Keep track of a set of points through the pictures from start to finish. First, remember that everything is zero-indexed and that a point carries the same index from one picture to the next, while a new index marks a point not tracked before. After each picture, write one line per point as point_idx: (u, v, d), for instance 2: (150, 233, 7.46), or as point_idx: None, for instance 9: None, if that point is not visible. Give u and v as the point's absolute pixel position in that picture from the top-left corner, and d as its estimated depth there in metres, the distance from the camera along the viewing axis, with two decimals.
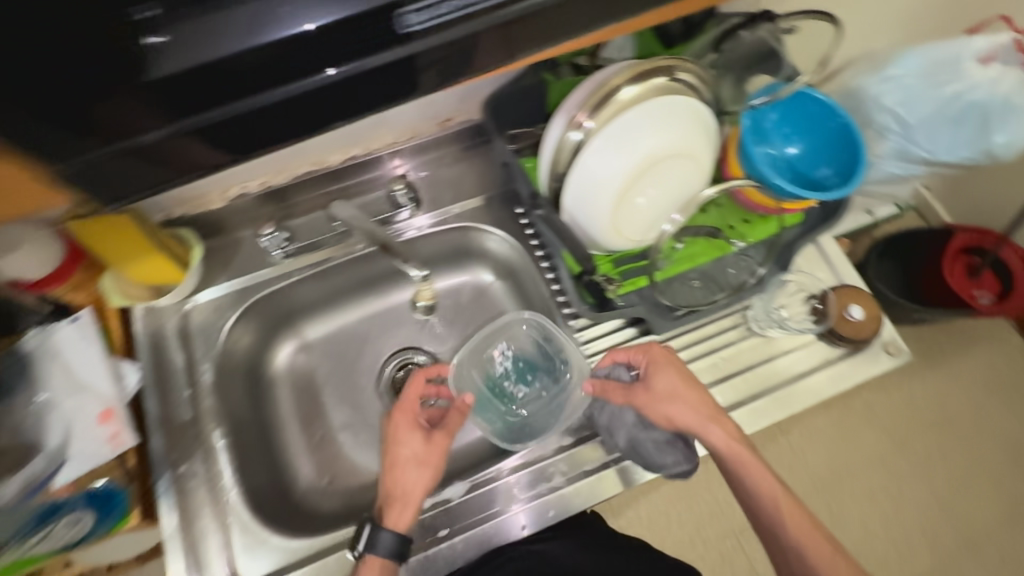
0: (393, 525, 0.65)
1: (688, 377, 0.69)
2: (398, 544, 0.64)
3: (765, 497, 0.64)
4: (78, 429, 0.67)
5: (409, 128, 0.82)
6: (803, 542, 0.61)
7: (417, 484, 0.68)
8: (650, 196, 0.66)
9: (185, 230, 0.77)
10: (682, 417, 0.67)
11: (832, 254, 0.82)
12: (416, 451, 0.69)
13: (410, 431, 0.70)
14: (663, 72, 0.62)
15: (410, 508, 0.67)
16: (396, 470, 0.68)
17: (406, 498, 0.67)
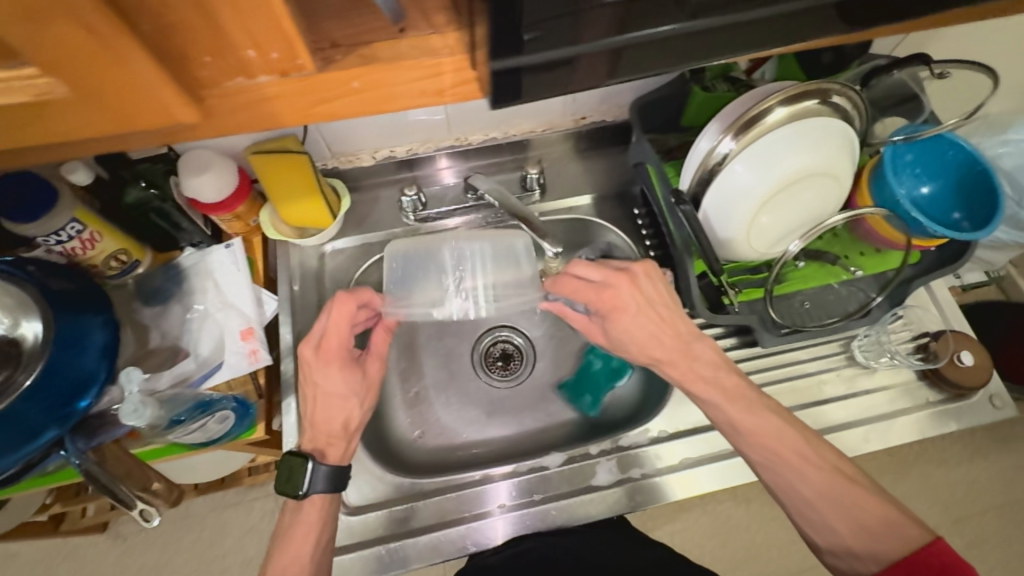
0: (336, 461, 0.67)
1: (659, 300, 0.70)
2: (333, 479, 0.64)
3: (750, 418, 0.65)
4: (225, 340, 0.74)
5: (546, 120, 0.88)
6: (788, 455, 0.62)
7: (358, 416, 0.69)
8: (784, 212, 0.70)
9: (336, 181, 0.83)
10: (649, 339, 0.69)
11: (942, 300, 0.83)
12: (340, 387, 0.68)
13: (350, 366, 0.69)
14: (816, 96, 0.65)
15: (344, 442, 0.68)
16: (341, 406, 0.68)
17: (343, 432, 0.68)
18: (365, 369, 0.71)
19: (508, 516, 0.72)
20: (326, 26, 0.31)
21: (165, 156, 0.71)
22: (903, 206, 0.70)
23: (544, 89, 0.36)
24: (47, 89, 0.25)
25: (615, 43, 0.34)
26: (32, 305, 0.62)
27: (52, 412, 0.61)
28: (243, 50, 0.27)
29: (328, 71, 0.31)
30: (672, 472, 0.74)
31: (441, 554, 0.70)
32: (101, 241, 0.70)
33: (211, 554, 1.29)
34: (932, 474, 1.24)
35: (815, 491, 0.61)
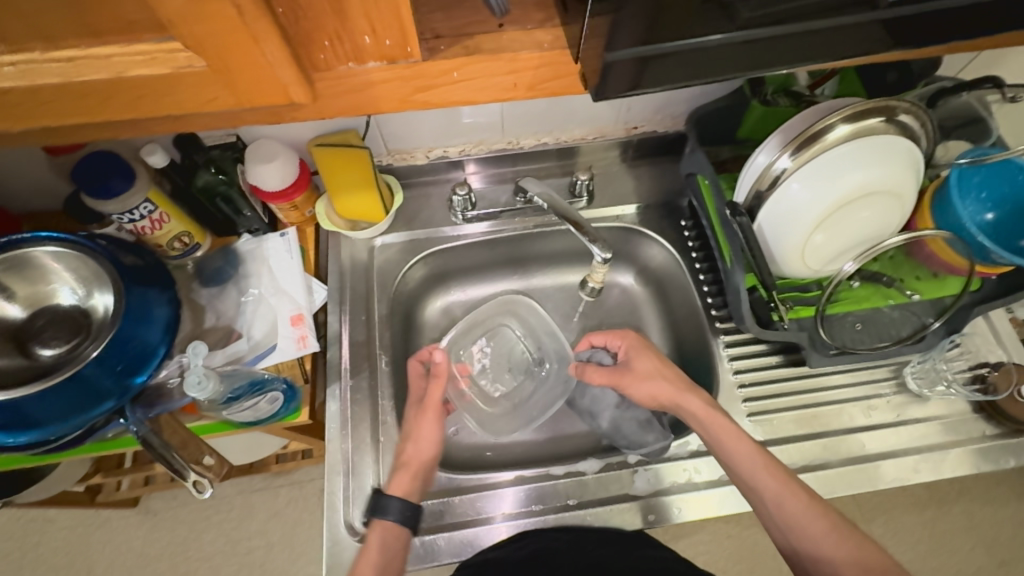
0: (395, 492, 0.66)
1: (655, 353, 0.75)
2: (407, 508, 0.65)
3: (739, 454, 0.65)
4: (277, 324, 0.76)
5: (598, 128, 0.89)
6: (777, 491, 0.62)
7: (417, 457, 0.69)
8: (843, 230, 0.69)
9: (390, 177, 0.86)
10: (647, 385, 0.73)
11: (1003, 331, 0.80)
12: (413, 424, 0.71)
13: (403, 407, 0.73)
14: (881, 114, 0.64)
15: (407, 475, 0.67)
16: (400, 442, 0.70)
17: (402, 466, 0.68)
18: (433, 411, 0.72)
19: (514, 522, 0.71)
20: (431, 20, 0.35)
21: (234, 144, 0.74)
22: (968, 230, 0.69)
23: (630, 84, 0.37)
24: (190, 64, 0.29)
25: (704, 43, 0.35)
26: (105, 277, 0.65)
27: (117, 380, 0.63)
28: (360, 34, 0.30)
29: (433, 59, 0.33)
30: (679, 492, 0.72)
31: (445, 557, 0.69)
32: (169, 221, 0.73)
33: (235, 537, 1.31)
34: (977, 518, 1.18)
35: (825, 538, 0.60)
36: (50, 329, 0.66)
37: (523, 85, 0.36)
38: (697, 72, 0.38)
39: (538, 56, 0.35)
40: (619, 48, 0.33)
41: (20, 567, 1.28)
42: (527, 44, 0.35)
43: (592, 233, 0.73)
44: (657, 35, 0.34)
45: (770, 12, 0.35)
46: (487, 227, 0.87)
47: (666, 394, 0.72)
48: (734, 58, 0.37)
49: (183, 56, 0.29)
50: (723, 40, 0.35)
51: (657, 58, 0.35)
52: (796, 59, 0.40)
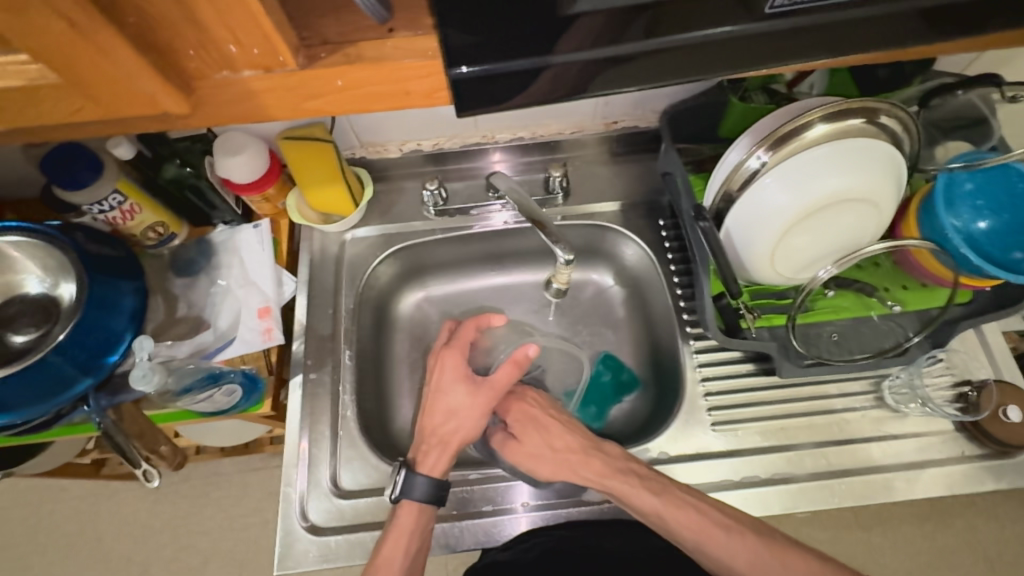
0: (430, 471, 0.68)
1: (548, 424, 0.73)
2: (435, 490, 0.67)
3: (608, 487, 0.67)
4: (243, 316, 0.78)
5: (577, 123, 0.86)
6: (653, 517, 0.64)
7: (459, 433, 0.71)
8: (818, 236, 0.65)
9: (362, 171, 0.85)
10: (560, 450, 0.71)
11: (995, 345, 0.76)
12: (459, 398, 0.72)
13: (452, 380, 0.73)
14: (861, 115, 0.60)
15: (446, 455, 0.70)
16: (435, 417, 0.71)
17: (439, 445, 0.70)
18: (479, 393, 0.72)
19: (537, 513, 0.71)
20: (314, 24, 0.35)
21: (204, 136, 0.75)
22: (952, 240, 0.65)
23: (522, 96, 0.37)
24: (42, 76, 0.31)
25: None
26: (70, 268, 0.67)
27: (80, 366, 0.65)
28: (224, 44, 0.31)
29: (310, 67, 0.34)
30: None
31: (457, 544, 0.70)
32: (141, 212, 0.74)
33: (233, 513, 1.30)
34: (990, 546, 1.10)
35: (724, 551, 0.62)
36: (23, 316, 0.68)
37: (420, 93, 0.37)
38: (596, 81, 0.37)
39: (424, 63, 0.35)
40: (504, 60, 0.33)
41: (30, 531, 1.30)
42: (411, 51, 0.35)
43: (554, 233, 0.73)
44: (540, 47, 0.34)
45: (665, 19, 0.34)
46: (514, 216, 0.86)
47: (577, 459, 0.70)
48: (633, 70, 0.36)
49: (33, 69, 0.30)
50: (616, 52, 0.35)
51: (546, 70, 0.35)
52: (707, 64, 0.38)
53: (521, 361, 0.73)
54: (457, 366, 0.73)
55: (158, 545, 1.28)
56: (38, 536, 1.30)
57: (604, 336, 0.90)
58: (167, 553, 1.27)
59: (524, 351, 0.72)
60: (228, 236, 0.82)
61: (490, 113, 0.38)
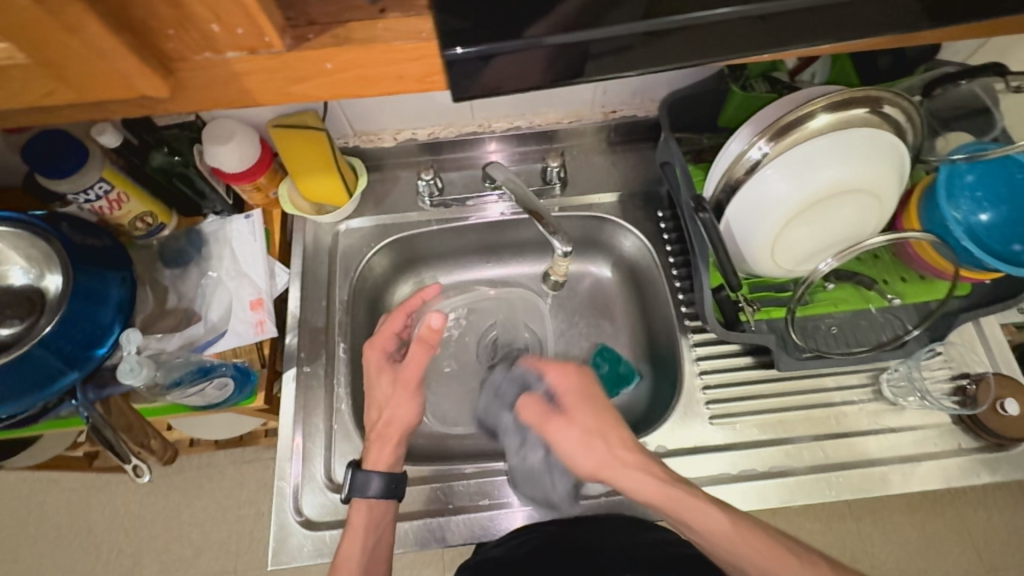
0: (374, 467, 0.67)
1: (605, 416, 0.65)
2: (386, 488, 0.66)
3: (670, 507, 0.60)
4: (234, 308, 0.76)
5: (574, 112, 0.84)
6: (718, 539, 0.58)
7: (396, 422, 0.70)
8: (819, 228, 0.64)
9: (356, 160, 0.83)
10: (620, 465, 0.62)
11: (993, 338, 0.76)
12: (383, 388, 0.72)
13: (377, 370, 0.72)
14: (864, 104, 0.59)
15: (388, 448, 0.68)
16: (374, 413, 0.71)
17: (378, 439, 0.69)
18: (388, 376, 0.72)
19: (530, 508, 0.71)
20: (302, 4, 0.33)
21: (192, 123, 0.72)
22: (952, 232, 0.64)
23: (518, 82, 0.35)
24: (10, 55, 0.29)
25: None
26: (56, 258, 0.65)
27: (67, 359, 0.64)
28: (206, 24, 0.30)
29: (297, 49, 0.33)
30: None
31: (454, 539, 0.70)
32: (128, 202, 0.72)
33: (226, 505, 1.30)
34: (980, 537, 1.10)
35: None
36: (6, 308, 0.65)
37: (412, 77, 0.36)
38: (595, 66, 0.36)
39: (416, 46, 0.33)
40: (500, 42, 0.32)
41: (21, 523, 1.29)
42: (403, 33, 0.33)
43: (551, 224, 0.72)
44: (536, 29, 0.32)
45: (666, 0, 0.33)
46: (510, 208, 0.84)
47: (629, 473, 0.62)
48: (633, 56, 0.35)
49: (5, 48, 0.29)
50: (615, 36, 0.33)
51: (543, 54, 0.34)
52: (709, 49, 0.36)
53: (429, 340, 0.70)
54: (380, 362, 0.73)
55: (151, 537, 1.28)
56: (30, 529, 1.29)
57: (601, 328, 0.89)
58: (161, 545, 1.27)
59: (427, 326, 0.69)
60: (219, 226, 0.80)
61: (487, 98, 0.37)
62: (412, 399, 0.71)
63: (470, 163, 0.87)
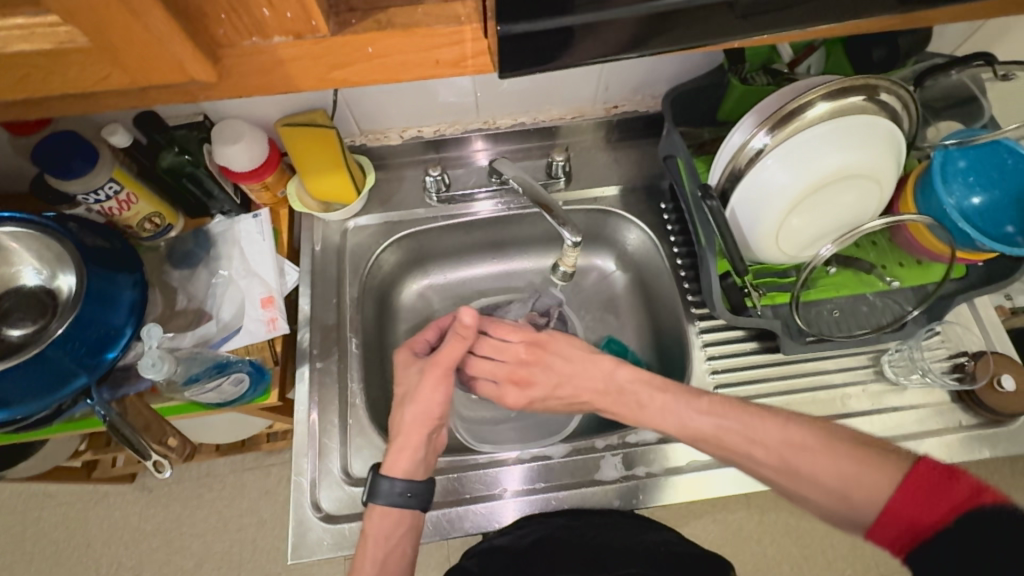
0: (392, 472, 0.66)
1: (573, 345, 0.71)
2: (405, 497, 0.64)
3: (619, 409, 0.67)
4: (247, 307, 0.77)
5: (577, 108, 0.86)
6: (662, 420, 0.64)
7: (418, 420, 0.67)
8: (820, 213, 0.66)
9: (363, 158, 0.84)
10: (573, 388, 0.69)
11: (987, 320, 0.79)
12: (408, 384, 0.69)
13: (407, 367, 0.70)
14: (862, 91, 0.61)
15: (406, 453, 0.66)
16: (398, 411, 0.68)
17: (398, 442, 0.66)
18: (415, 371, 0.70)
19: (527, 498, 0.71)
20: None
21: (200, 124, 0.74)
22: (948, 215, 0.66)
23: (549, 61, 0.36)
24: (72, 39, 0.30)
25: (623, 15, 0.34)
26: (68, 258, 0.65)
27: (81, 361, 0.63)
28: (258, 9, 0.31)
29: (341, 34, 0.34)
30: (690, 472, 0.72)
31: (473, 528, 0.70)
32: (137, 202, 0.72)
33: (228, 513, 1.28)
34: None
35: (749, 459, 0.60)
36: (18, 310, 0.66)
37: (446, 61, 0.37)
38: (624, 49, 0.37)
39: (455, 30, 0.36)
40: (537, 23, 0.34)
41: (17, 538, 1.27)
42: (441, 18, 0.35)
43: (561, 216, 0.74)
44: (568, 8, 0.33)
45: None
46: (493, 206, 0.86)
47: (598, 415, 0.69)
48: (663, 35, 0.36)
49: (63, 31, 0.30)
50: (644, 15, 0.34)
51: (578, 36, 0.35)
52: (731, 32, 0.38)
53: (466, 332, 0.69)
54: (407, 359, 0.71)
55: (151, 548, 1.26)
56: (27, 544, 1.26)
57: (607, 320, 0.91)
58: (161, 556, 1.25)
59: (461, 321, 0.69)
60: (227, 225, 0.81)
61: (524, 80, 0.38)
62: (439, 391, 0.68)
63: (473, 160, 0.89)
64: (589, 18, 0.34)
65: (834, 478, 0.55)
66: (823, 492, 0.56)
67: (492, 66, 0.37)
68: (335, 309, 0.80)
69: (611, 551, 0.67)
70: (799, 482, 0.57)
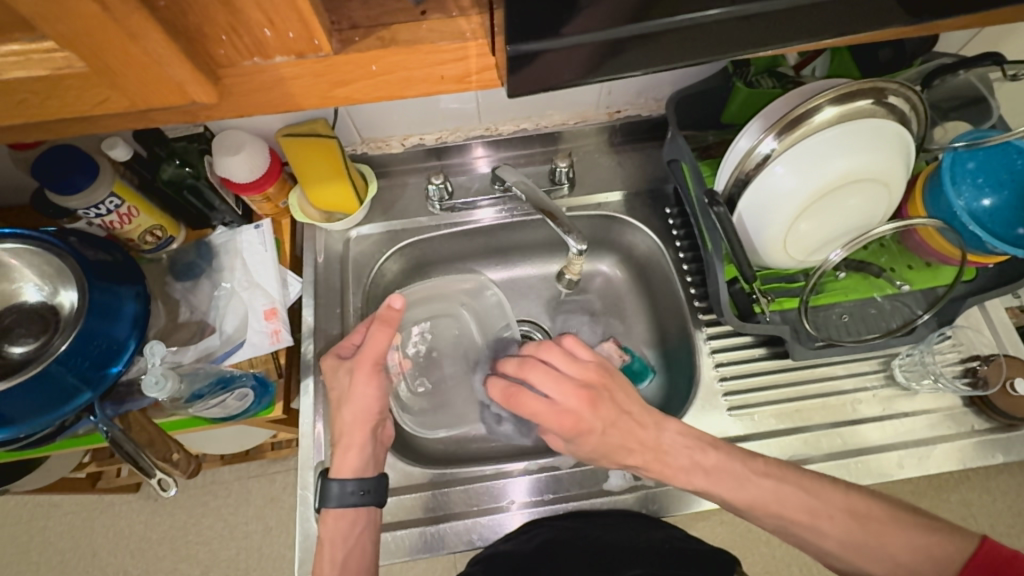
0: (342, 473, 0.66)
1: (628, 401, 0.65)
2: (362, 497, 0.64)
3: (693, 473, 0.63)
4: (249, 319, 0.76)
5: (579, 113, 0.85)
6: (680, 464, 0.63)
7: (358, 418, 0.67)
8: (829, 217, 0.65)
9: (365, 166, 0.84)
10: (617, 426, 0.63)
11: (998, 322, 0.78)
12: (343, 388, 0.68)
13: (335, 371, 0.68)
14: (871, 95, 0.60)
15: (352, 452, 0.66)
16: (337, 411, 0.68)
17: (344, 442, 0.66)
18: (343, 374, 0.68)
19: (533, 509, 0.71)
20: (346, 10, 0.35)
21: (201, 135, 0.73)
22: (959, 217, 0.65)
23: (559, 77, 0.35)
24: (69, 63, 0.29)
25: (633, 30, 0.33)
26: (70, 274, 0.64)
27: (83, 377, 0.63)
28: (259, 28, 0.31)
29: (344, 52, 0.34)
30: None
31: (480, 540, 0.70)
32: (138, 216, 0.72)
33: (233, 522, 1.27)
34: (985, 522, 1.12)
35: (812, 532, 0.61)
36: (19, 327, 0.65)
37: (451, 77, 0.37)
38: (633, 62, 0.36)
39: (460, 46, 0.35)
40: (543, 41, 0.33)
41: (23, 549, 1.27)
42: (446, 34, 0.35)
43: (566, 223, 0.73)
44: (578, 26, 0.33)
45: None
46: (497, 213, 0.85)
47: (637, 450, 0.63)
48: (672, 50, 0.36)
49: (60, 56, 0.29)
50: (653, 31, 0.34)
51: (587, 51, 0.34)
52: (743, 44, 0.37)
53: (389, 319, 0.67)
54: (334, 365, 0.69)
55: (158, 557, 1.25)
56: (33, 555, 1.26)
57: (613, 326, 0.90)
58: (167, 565, 1.24)
59: (385, 306, 0.66)
60: (228, 237, 0.80)
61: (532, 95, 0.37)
62: (371, 386, 0.67)
63: (475, 166, 0.88)
64: (597, 34, 0.33)
65: (909, 552, 0.58)
66: (893, 567, 0.58)
67: (498, 81, 0.37)
68: (336, 317, 0.79)
69: (615, 551, 0.66)
70: (859, 554, 0.59)
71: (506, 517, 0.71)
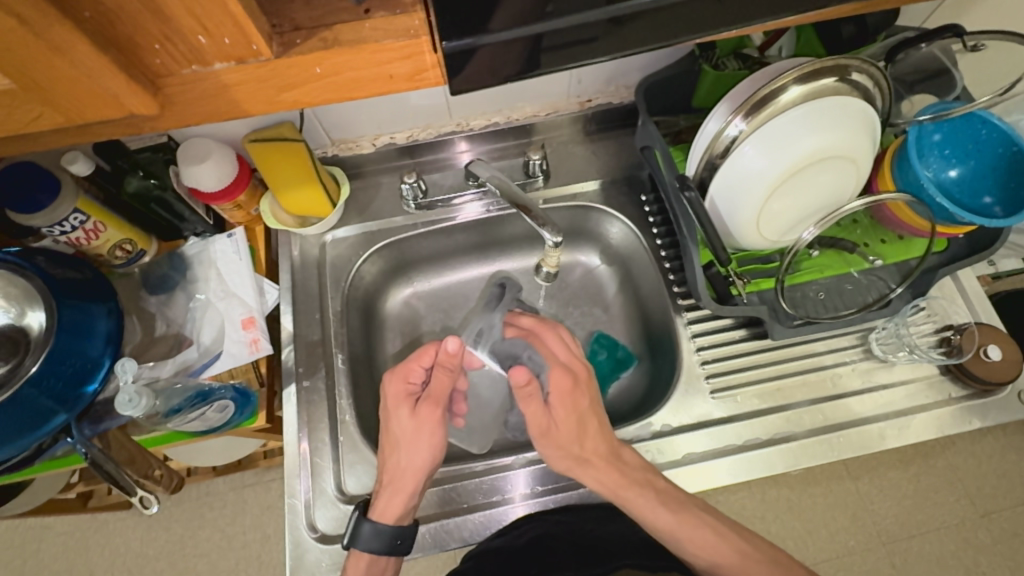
0: (382, 516, 0.64)
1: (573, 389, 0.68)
2: (386, 540, 0.63)
3: (625, 504, 0.64)
4: (226, 329, 0.75)
5: (550, 104, 0.85)
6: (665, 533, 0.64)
7: (413, 468, 0.65)
8: (799, 196, 0.66)
9: (336, 169, 0.83)
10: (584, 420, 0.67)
11: (970, 291, 0.79)
12: (404, 425, 0.66)
13: (397, 406, 0.67)
14: (833, 73, 0.60)
15: (400, 496, 0.64)
16: (390, 452, 0.66)
17: (392, 486, 0.64)
18: (406, 415, 0.66)
19: (528, 502, 0.71)
20: (286, 12, 0.34)
21: (165, 145, 0.72)
22: (926, 190, 0.66)
23: (507, 68, 0.35)
24: None
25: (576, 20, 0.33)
26: (35, 295, 0.63)
27: (59, 398, 0.62)
28: (193, 35, 0.30)
29: (286, 55, 0.33)
30: (689, 463, 0.71)
31: (472, 537, 0.70)
32: (105, 230, 0.70)
33: (231, 531, 1.27)
34: None
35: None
36: None
37: (402, 76, 0.36)
38: (581, 49, 0.36)
39: (407, 43, 0.34)
40: (488, 33, 0.32)
41: (18, 571, 1.25)
42: (391, 32, 0.34)
43: (540, 216, 0.73)
44: (516, 19, 0.33)
45: None
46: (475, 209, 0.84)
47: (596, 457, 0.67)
48: (623, 35, 0.35)
49: None
50: (597, 17, 0.33)
51: (532, 41, 0.34)
52: (690, 28, 0.37)
53: (450, 364, 0.66)
54: (400, 395, 0.67)
55: (156, 571, 1.24)
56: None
57: (595, 315, 0.90)
58: None
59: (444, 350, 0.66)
60: (201, 247, 0.78)
61: (482, 90, 0.37)
62: (435, 432, 0.66)
63: (450, 162, 0.87)
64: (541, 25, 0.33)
65: None
66: None
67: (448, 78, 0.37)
68: (315, 323, 0.79)
69: (604, 542, 0.65)
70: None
71: (505, 511, 0.71)
